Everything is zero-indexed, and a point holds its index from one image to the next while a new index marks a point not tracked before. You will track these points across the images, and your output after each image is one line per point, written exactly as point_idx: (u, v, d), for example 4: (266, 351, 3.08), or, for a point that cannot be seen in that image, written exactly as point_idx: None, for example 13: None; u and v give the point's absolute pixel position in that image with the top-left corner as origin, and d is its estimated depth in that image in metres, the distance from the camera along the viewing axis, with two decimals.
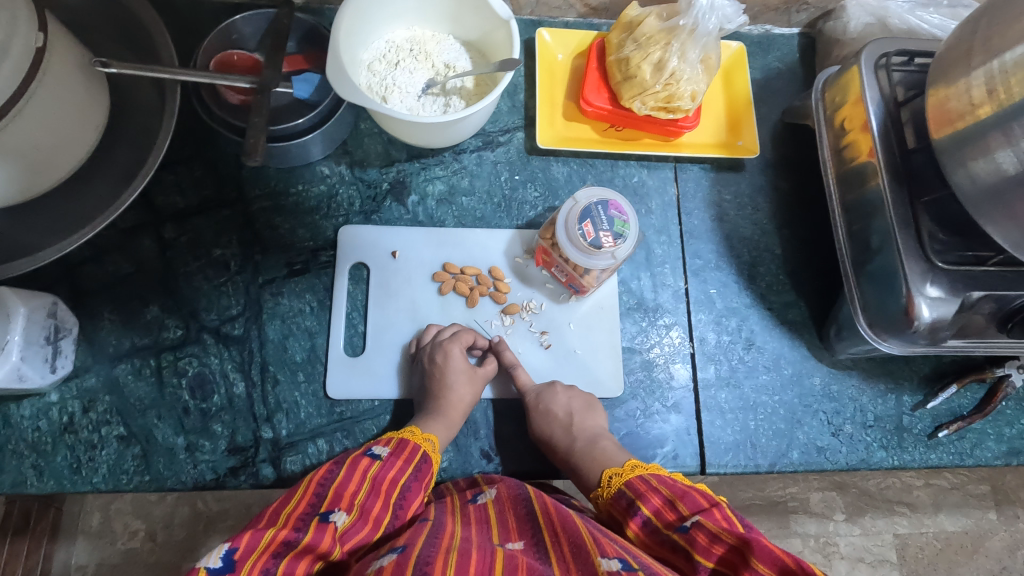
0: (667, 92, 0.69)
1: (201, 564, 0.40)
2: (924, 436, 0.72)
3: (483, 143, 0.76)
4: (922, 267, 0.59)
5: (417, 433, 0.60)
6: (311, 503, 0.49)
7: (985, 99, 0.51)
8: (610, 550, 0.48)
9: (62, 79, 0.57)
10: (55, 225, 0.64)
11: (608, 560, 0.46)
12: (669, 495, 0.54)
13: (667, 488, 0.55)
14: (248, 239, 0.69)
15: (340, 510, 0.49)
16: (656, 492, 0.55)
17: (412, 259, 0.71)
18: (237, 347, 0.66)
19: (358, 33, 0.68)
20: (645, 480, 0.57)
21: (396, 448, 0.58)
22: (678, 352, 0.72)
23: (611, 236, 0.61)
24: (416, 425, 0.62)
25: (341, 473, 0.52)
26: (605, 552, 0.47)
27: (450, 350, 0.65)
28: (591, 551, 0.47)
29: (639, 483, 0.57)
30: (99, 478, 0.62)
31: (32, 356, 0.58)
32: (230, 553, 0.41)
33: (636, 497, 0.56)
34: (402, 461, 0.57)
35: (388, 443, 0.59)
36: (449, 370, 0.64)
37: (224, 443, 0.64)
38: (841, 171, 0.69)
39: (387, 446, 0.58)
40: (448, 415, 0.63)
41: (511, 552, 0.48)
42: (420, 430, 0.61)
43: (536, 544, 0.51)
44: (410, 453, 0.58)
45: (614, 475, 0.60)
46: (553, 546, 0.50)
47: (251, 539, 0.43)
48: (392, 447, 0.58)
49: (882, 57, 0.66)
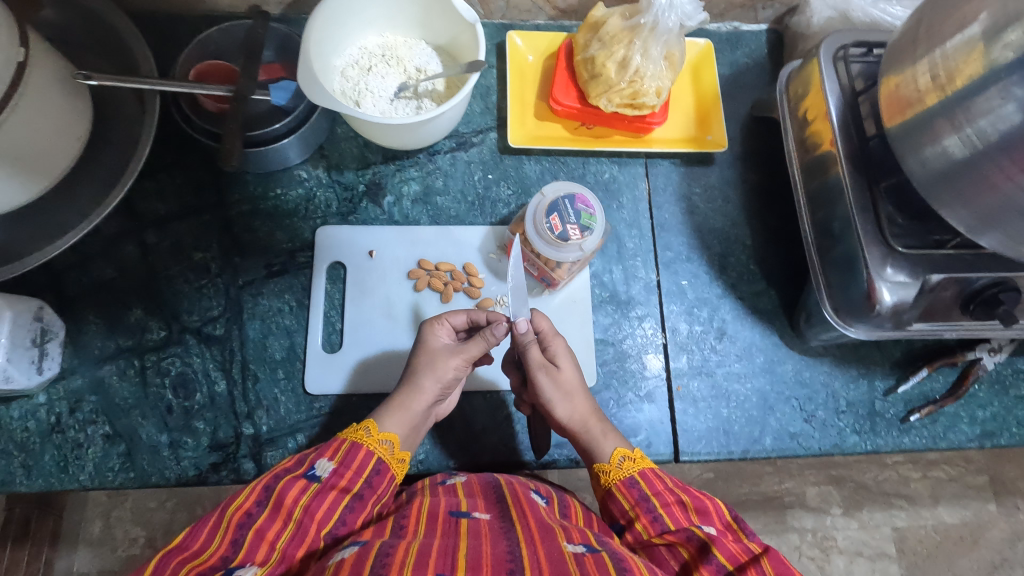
0: (632, 88, 0.71)
1: None
2: (897, 420, 0.72)
3: (457, 144, 0.78)
4: (880, 251, 0.60)
5: (372, 435, 0.57)
6: (223, 555, 0.44)
7: (930, 86, 0.53)
8: (575, 537, 0.50)
9: (42, 91, 0.59)
10: (39, 234, 0.66)
11: (573, 545, 0.48)
12: (687, 499, 0.56)
13: (684, 493, 0.57)
14: (228, 242, 0.71)
15: (253, 563, 0.44)
16: (672, 492, 0.57)
17: (387, 257, 0.73)
18: (219, 346, 0.68)
19: (331, 41, 0.71)
20: (660, 477, 0.59)
21: (342, 462, 0.54)
22: (649, 343, 0.73)
23: (577, 229, 0.63)
24: (372, 423, 0.58)
25: (266, 512, 0.47)
26: (571, 538, 0.49)
27: (440, 327, 0.65)
28: (557, 533, 0.49)
29: (655, 479, 0.58)
30: (85, 475, 0.63)
31: (19, 358, 0.60)
32: None
33: (651, 493, 0.57)
34: (352, 471, 0.54)
35: (333, 457, 0.54)
36: (434, 348, 0.64)
37: (206, 440, 0.65)
38: (805, 161, 0.71)
39: (331, 463, 0.53)
40: (411, 409, 0.61)
41: (474, 527, 0.49)
42: (376, 430, 0.58)
43: (502, 516, 0.52)
44: (360, 465, 0.54)
45: (627, 458, 0.61)
46: (519, 517, 0.51)
47: None
48: (337, 463, 0.53)
49: (841, 49, 0.68)
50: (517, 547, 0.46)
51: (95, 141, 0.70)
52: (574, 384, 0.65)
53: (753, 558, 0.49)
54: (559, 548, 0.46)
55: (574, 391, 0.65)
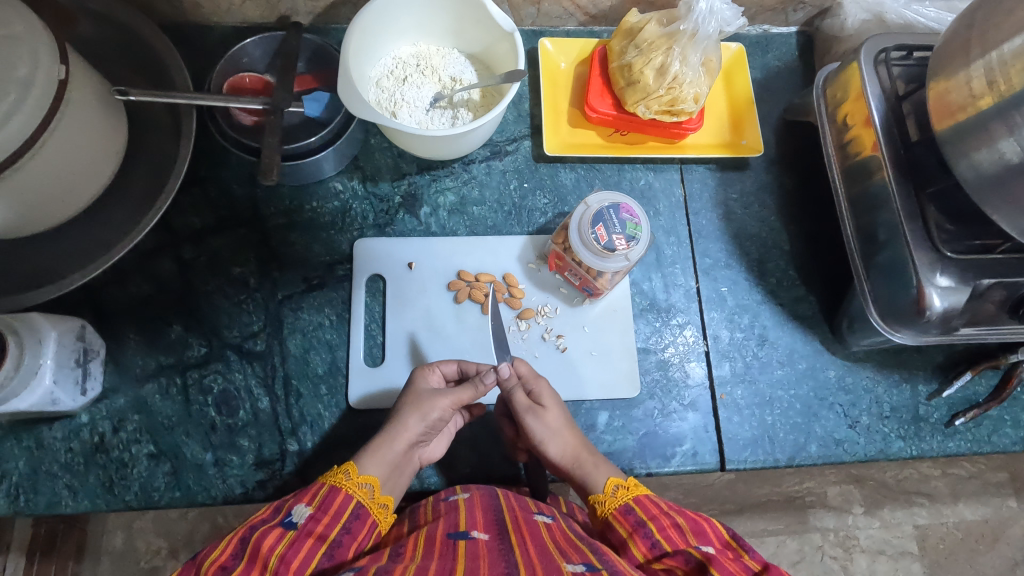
0: (670, 95, 0.70)
1: None
2: (941, 424, 0.72)
3: (491, 153, 0.77)
4: (930, 257, 0.60)
5: (352, 479, 0.58)
6: None
7: (986, 90, 0.52)
8: (575, 557, 0.52)
9: (82, 110, 0.59)
10: (78, 252, 0.66)
11: (574, 565, 0.50)
12: (682, 521, 0.57)
13: (679, 515, 0.58)
14: (265, 256, 0.70)
15: None
16: (668, 515, 0.58)
17: (426, 269, 0.72)
18: (260, 362, 0.67)
19: (366, 51, 0.70)
20: (656, 502, 0.59)
21: (320, 507, 0.55)
22: (692, 351, 0.73)
23: (624, 239, 0.63)
24: (353, 466, 0.59)
25: (243, 562, 0.48)
26: (572, 558, 0.51)
27: (430, 375, 0.66)
28: (556, 555, 0.52)
29: (650, 504, 0.59)
30: (131, 495, 0.62)
31: (64, 379, 0.60)
32: None
33: (648, 518, 0.58)
34: (328, 516, 0.54)
35: (310, 502, 0.55)
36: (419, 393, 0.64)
37: (251, 457, 0.65)
38: (845, 165, 0.70)
39: (307, 509, 0.54)
40: (389, 449, 0.61)
41: (473, 548, 0.52)
42: (357, 473, 0.58)
43: (500, 536, 0.54)
44: (338, 509, 0.55)
45: (620, 486, 0.61)
46: (518, 543, 0.53)
47: None
48: (315, 507, 0.55)
49: (881, 52, 0.67)
50: (514, 568, 0.49)
51: (131, 157, 0.69)
52: (557, 421, 0.65)
53: None
54: (558, 569, 0.49)
55: (558, 428, 0.64)
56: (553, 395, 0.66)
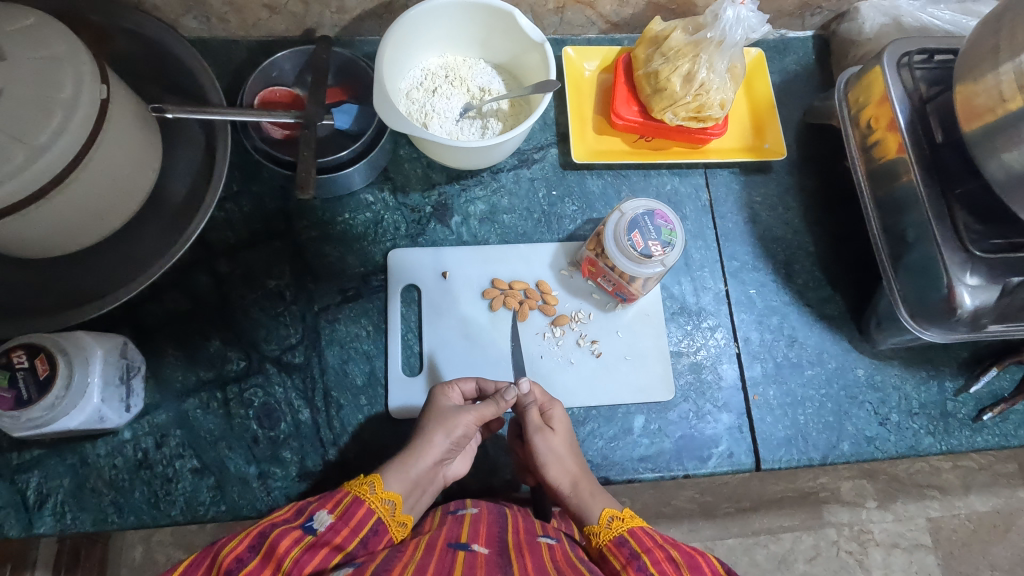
0: (697, 102, 0.71)
1: None
2: (969, 420, 0.73)
3: (519, 161, 0.78)
4: (960, 257, 0.61)
5: (376, 494, 0.57)
6: None
7: (1016, 93, 0.53)
8: None
9: (122, 129, 0.59)
10: (117, 268, 0.66)
11: None
12: (676, 554, 0.54)
13: (674, 548, 0.55)
14: (301, 269, 0.71)
15: None
16: (664, 548, 0.55)
17: (460, 278, 0.73)
18: (300, 374, 0.68)
19: (396, 64, 0.71)
20: (651, 536, 0.58)
21: (341, 517, 0.54)
22: (723, 352, 0.74)
23: (659, 245, 0.64)
24: (377, 479, 0.58)
25: (257, 558, 0.48)
26: None
27: (449, 392, 0.65)
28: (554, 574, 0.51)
29: (645, 537, 0.57)
30: (177, 510, 0.63)
31: (110, 396, 0.60)
32: None
33: (642, 551, 0.56)
34: (349, 528, 0.54)
35: (332, 509, 0.54)
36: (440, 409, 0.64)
37: (294, 469, 0.65)
38: (869, 167, 0.72)
39: (329, 516, 0.53)
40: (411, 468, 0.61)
41: (473, 560, 0.52)
42: (381, 488, 0.58)
43: (501, 552, 0.54)
44: (358, 522, 0.54)
45: (615, 518, 0.60)
46: (517, 556, 0.53)
47: None
48: (337, 514, 0.54)
49: (905, 55, 0.69)
50: None
51: (165, 173, 0.70)
52: (565, 447, 0.65)
53: None
54: None
55: (567, 454, 0.65)
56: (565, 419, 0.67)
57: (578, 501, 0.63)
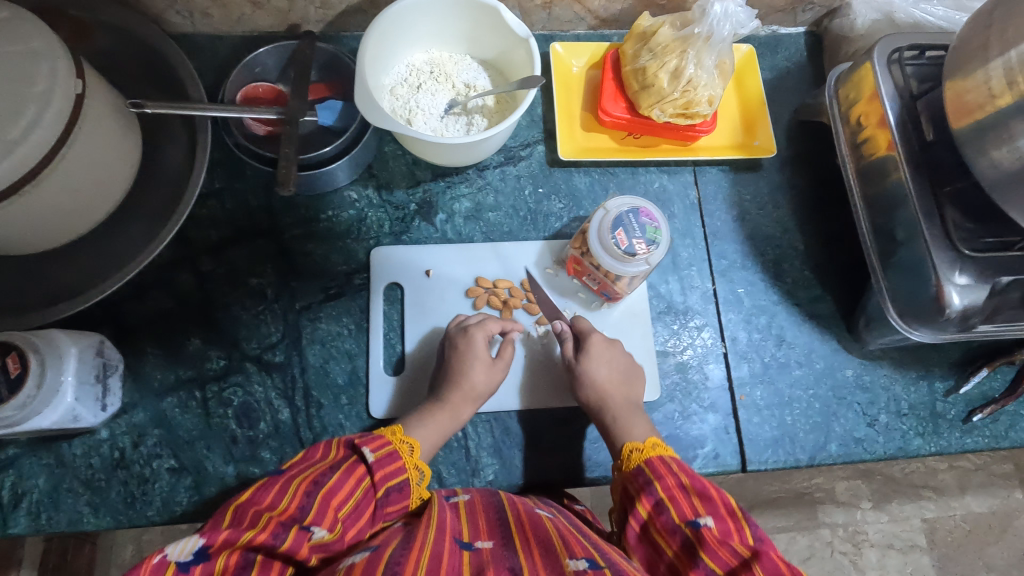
0: (685, 98, 0.70)
1: (171, 554, 0.40)
2: (959, 421, 0.72)
3: (505, 158, 0.77)
4: (950, 256, 0.60)
5: (409, 455, 0.58)
6: (298, 511, 0.47)
7: (1005, 89, 0.52)
8: (578, 552, 0.50)
9: (99, 124, 0.58)
10: (94, 266, 0.65)
11: (575, 562, 0.48)
12: (688, 484, 0.56)
13: (689, 480, 0.56)
14: (283, 266, 0.70)
15: (322, 525, 0.47)
16: (675, 476, 0.57)
17: (444, 277, 0.72)
18: (280, 374, 0.67)
19: (380, 59, 0.70)
20: (667, 464, 0.59)
21: (379, 461, 0.55)
22: (710, 352, 0.73)
23: (644, 244, 0.63)
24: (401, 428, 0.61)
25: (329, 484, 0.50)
26: (573, 553, 0.49)
27: (474, 335, 0.66)
28: (559, 551, 0.49)
29: (661, 466, 0.58)
30: (153, 511, 0.62)
31: (85, 395, 0.59)
32: (203, 547, 0.41)
33: (655, 477, 0.57)
34: (382, 474, 0.55)
35: (374, 449, 0.56)
36: (468, 351, 0.65)
37: (273, 469, 0.64)
38: (860, 165, 0.71)
39: (371, 453, 0.55)
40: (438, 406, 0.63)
41: (479, 559, 0.48)
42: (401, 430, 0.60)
43: (506, 544, 0.51)
44: (390, 469, 0.56)
45: (636, 449, 0.61)
46: (523, 545, 0.50)
47: (229, 536, 0.42)
48: (376, 454, 0.56)
49: (895, 51, 0.68)
50: None
51: (145, 170, 0.69)
52: (602, 369, 0.66)
53: (743, 564, 0.48)
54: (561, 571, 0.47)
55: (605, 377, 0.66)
56: (607, 349, 0.68)
57: (617, 421, 0.64)
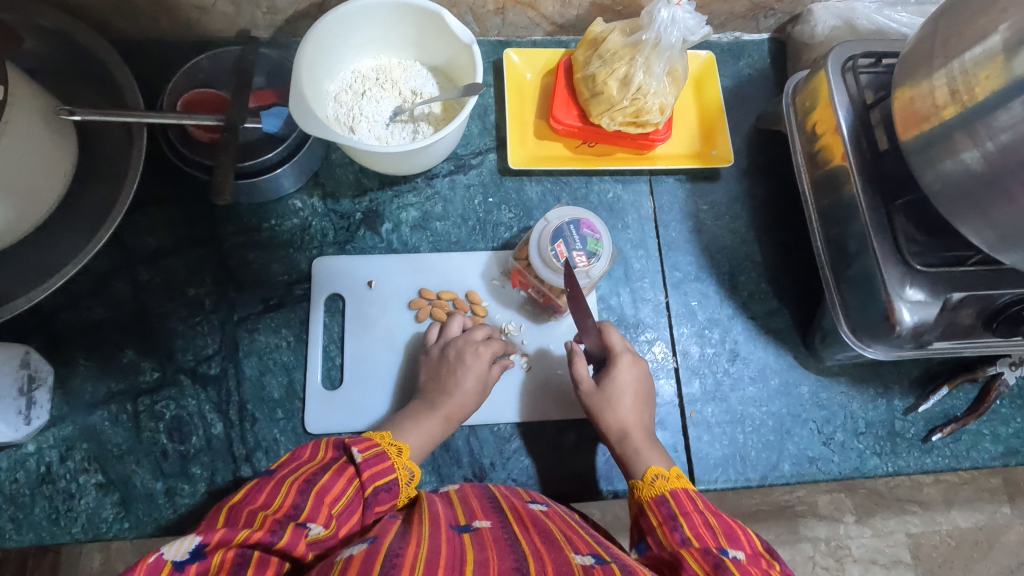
0: (634, 107, 0.69)
1: (168, 552, 0.38)
2: (918, 440, 0.70)
3: (455, 167, 0.75)
4: (899, 271, 0.58)
5: (398, 455, 0.56)
6: (292, 508, 0.46)
7: (949, 100, 0.50)
8: (584, 548, 0.46)
9: (23, 132, 0.57)
10: (25, 275, 0.64)
11: (581, 556, 0.44)
12: (715, 522, 0.51)
13: (716, 516, 0.52)
14: (223, 276, 0.69)
15: (317, 522, 0.46)
16: (701, 515, 0.53)
17: (387, 288, 0.70)
18: (215, 387, 0.65)
19: (323, 66, 0.68)
20: (691, 498, 0.55)
21: (368, 460, 0.53)
22: (661, 367, 0.71)
23: (584, 255, 0.61)
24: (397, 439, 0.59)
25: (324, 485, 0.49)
26: (578, 549, 0.45)
27: (481, 352, 0.65)
28: (564, 545, 0.46)
29: (685, 500, 0.54)
30: (78, 528, 0.60)
31: (5, 409, 0.58)
32: (199, 546, 0.39)
33: (680, 514, 0.53)
34: (374, 471, 0.53)
35: (363, 449, 0.54)
36: (465, 368, 0.64)
37: (203, 485, 0.63)
38: (814, 175, 0.69)
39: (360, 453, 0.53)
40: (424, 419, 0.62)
41: (479, 540, 0.46)
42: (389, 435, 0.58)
43: (503, 525, 0.49)
44: (382, 467, 0.54)
45: (661, 476, 0.58)
46: (522, 531, 0.48)
47: (225, 534, 0.41)
48: (366, 454, 0.54)
49: (850, 59, 0.66)
50: (525, 560, 0.42)
51: (82, 178, 0.68)
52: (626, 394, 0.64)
53: None
54: (567, 561, 0.43)
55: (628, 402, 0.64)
56: (636, 369, 0.66)
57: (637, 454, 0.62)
